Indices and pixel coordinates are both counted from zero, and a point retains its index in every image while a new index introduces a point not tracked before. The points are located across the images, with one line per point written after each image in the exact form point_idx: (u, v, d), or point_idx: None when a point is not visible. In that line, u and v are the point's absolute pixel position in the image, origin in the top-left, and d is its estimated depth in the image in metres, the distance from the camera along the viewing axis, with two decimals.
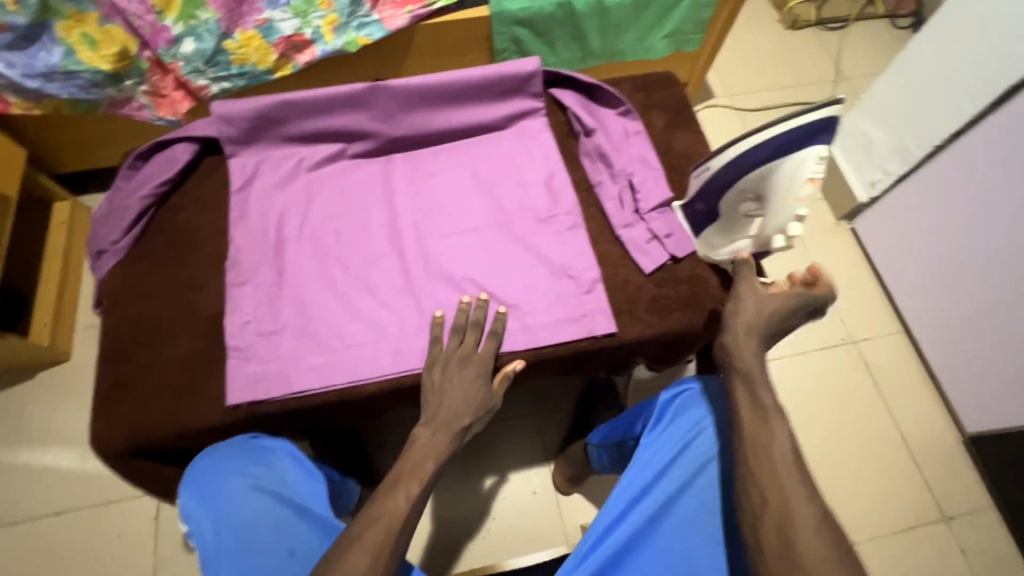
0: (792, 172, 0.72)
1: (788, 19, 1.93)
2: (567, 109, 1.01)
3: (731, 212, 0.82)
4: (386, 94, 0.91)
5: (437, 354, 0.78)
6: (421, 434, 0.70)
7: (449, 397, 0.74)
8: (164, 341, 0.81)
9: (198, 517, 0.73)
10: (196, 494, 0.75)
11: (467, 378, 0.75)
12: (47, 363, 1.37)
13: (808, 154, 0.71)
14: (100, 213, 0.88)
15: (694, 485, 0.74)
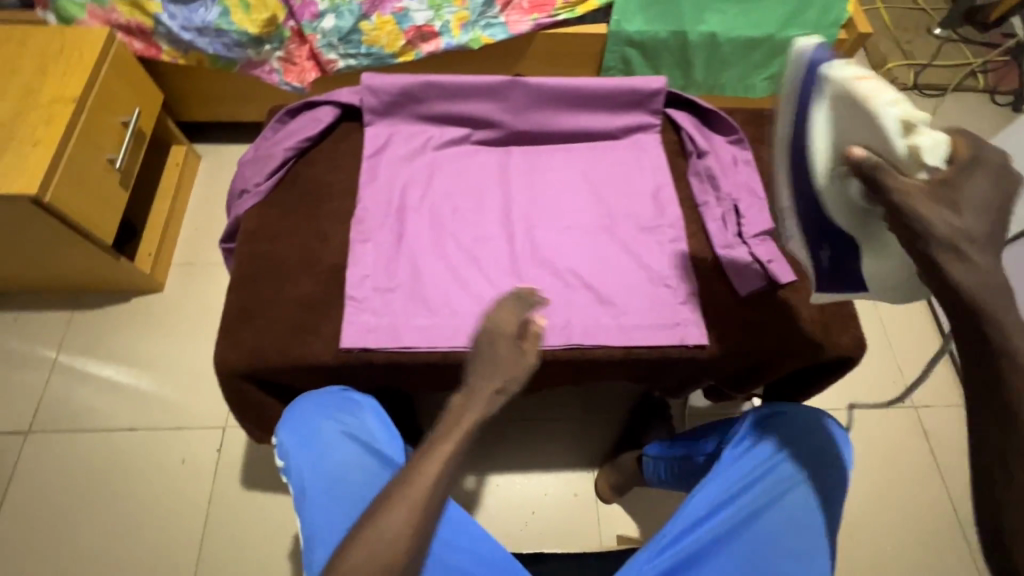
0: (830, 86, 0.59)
1: (886, 78, 1.93)
2: (681, 130, 1.05)
3: (847, 202, 0.61)
4: (520, 91, 0.98)
5: (489, 318, 0.69)
6: (458, 398, 0.65)
7: (488, 363, 0.66)
8: (288, 280, 0.87)
9: (298, 454, 0.78)
10: (295, 434, 0.80)
11: (511, 344, 0.67)
12: (143, 290, 1.47)
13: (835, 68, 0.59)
14: (246, 157, 0.96)
15: (784, 502, 0.76)
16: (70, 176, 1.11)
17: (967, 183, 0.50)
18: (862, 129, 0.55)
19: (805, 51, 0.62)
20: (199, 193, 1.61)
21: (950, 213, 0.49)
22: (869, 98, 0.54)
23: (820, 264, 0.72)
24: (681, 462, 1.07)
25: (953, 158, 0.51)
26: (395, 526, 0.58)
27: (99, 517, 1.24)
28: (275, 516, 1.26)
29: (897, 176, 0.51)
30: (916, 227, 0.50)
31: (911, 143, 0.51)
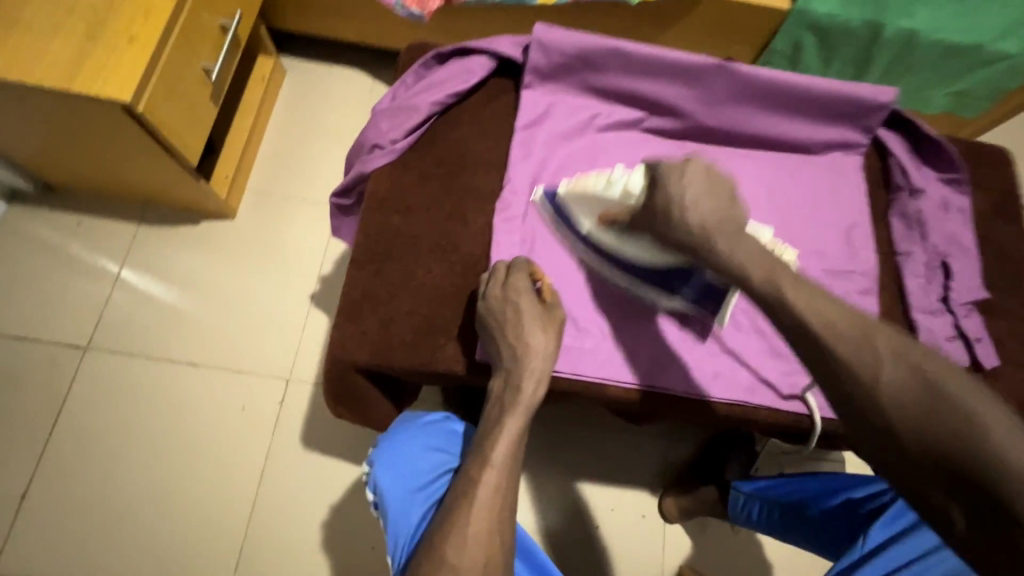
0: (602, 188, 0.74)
1: None
2: (889, 155, 0.88)
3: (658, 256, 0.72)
4: (723, 78, 0.81)
5: (481, 291, 0.71)
6: (496, 384, 0.67)
7: (505, 335, 0.67)
8: (421, 264, 0.75)
9: (394, 493, 0.69)
10: (392, 469, 0.70)
11: (534, 318, 0.68)
12: (215, 214, 1.35)
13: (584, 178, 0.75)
14: (382, 106, 0.81)
15: None
16: (165, 81, 0.96)
17: (679, 180, 0.64)
18: (604, 203, 0.74)
19: (540, 198, 0.78)
20: (280, 114, 1.45)
21: (685, 219, 0.63)
22: (591, 184, 0.75)
23: (698, 301, 0.75)
24: (789, 508, 0.94)
25: (657, 174, 0.67)
26: (484, 533, 0.56)
27: (153, 449, 1.19)
28: (330, 481, 1.19)
29: (646, 208, 0.68)
30: (704, 252, 0.62)
31: (625, 189, 0.72)
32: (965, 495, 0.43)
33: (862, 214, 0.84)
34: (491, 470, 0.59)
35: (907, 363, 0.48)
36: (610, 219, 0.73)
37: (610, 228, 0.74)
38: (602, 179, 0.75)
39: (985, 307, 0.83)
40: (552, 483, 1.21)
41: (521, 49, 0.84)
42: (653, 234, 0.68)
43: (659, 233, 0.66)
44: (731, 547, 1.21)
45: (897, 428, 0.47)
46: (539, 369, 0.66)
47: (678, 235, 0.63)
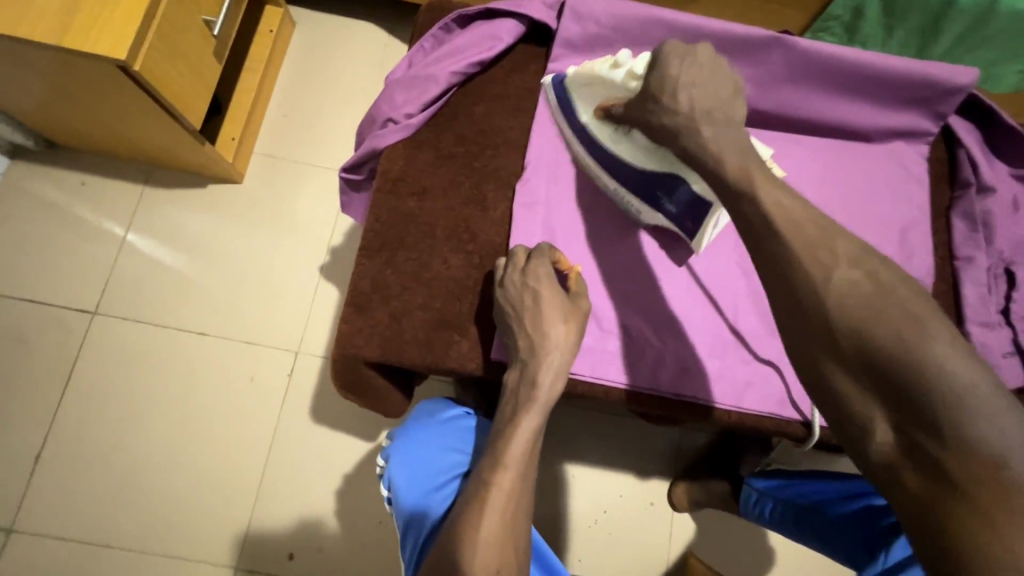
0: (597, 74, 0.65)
1: None
2: (959, 147, 0.79)
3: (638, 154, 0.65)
4: (783, 53, 0.71)
5: (499, 275, 0.65)
6: (511, 377, 0.62)
7: (526, 321, 0.62)
8: (436, 253, 0.70)
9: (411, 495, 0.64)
10: (410, 470, 0.66)
11: (555, 304, 0.62)
12: (223, 178, 1.29)
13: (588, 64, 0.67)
14: (397, 75, 0.74)
15: None
16: (164, 37, 0.89)
17: (680, 65, 0.56)
18: (606, 87, 0.65)
19: (548, 81, 0.73)
20: (289, 71, 1.37)
21: (675, 105, 0.55)
22: (595, 64, 0.65)
23: (677, 218, 0.67)
24: (800, 508, 0.88)
25: (658, 56, 0.58)
26: (494, 537, 0.51)
27: (164, 417, 1.19)
28: (338, 456, 1.19)
29: (640, 95, 0.59)
30: (685, 137, 0.56)
31: (629, 73, 0.62)
32: (887, 394, 0.44)
33: (922, 212, 0.76)
34: (504, 471, 0.54)
35: (865, 271, 0.47)
36: (608, 109, 0.65)
37: (607, 122, 0.67)
38: (611, 59, 0.64)
39: None
40: (560, 467, 1.18)
41: (554, 15, 0.76)
42: (639, 126, 0.60)
43: (645, 122, 0.59)
44: (738, 538, 1.19)
45: (839, 336, 0.46)
46: (557, 363, 0.60)
47: (660, 124, 0.57)
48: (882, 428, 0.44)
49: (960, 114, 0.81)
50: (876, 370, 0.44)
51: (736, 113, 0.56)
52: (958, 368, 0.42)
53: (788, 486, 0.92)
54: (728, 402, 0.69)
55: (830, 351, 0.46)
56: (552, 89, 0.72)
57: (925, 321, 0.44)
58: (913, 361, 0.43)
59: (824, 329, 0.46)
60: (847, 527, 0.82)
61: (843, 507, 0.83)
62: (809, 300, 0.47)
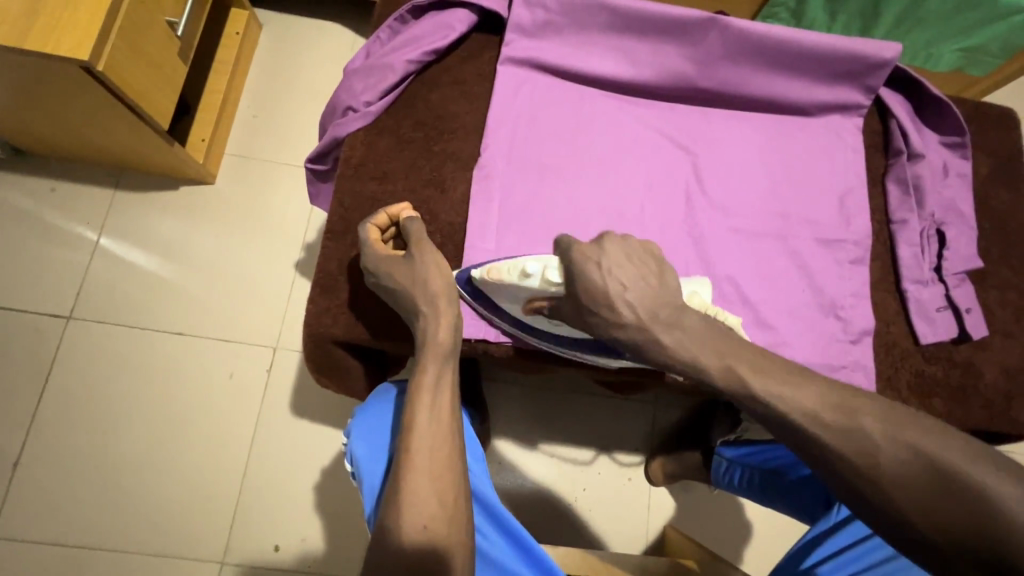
0: (516, 287, 0.63)
1: None
2: (890, 117, 0.84)
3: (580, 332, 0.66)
4: (719, 33, 0.76)
5: (365, 262, 0.68)
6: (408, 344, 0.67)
7: (413, 297, 0.65)
8: (398, 234, 0.72)
9: (370, 466, 0.68)
10: (369, 443, 0.70)
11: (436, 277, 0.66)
12: (194, 179, 1.30)
13: (500, 275, 0.64)
14: (355, 65, 0.77)
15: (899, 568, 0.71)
16: (126, 37, 0.91)
17: (605, 278, 0.55)
18: (525, 292, 0.64)
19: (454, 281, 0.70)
20: (258, 73, 1.38)
21: (616, 316, 0.56)
22: (504, 276, 0.64)
23: (644, 365, 0.72)
24: (765, 474, 0.92)
25: (575, 271, 0.57)
26: (419, 493, 0.55)
27: (143, 418, 1.19)
28: (320, 448, 1.20)
29: (573, 304, 0.59)
30: (647, 349, 0.55)
31: (544, 277, 0.61)
32: (972, 572, 0.40)
33: (858, 179, 0.81)
34: (417, 432, 0.58)
35: (886, 432, 0.44)
36: (536, 307, 0.65)
37: (536, 313, 0.67)
38: (517, 268, 0.63)
39: (978, 277, 0.81)
40: (540, 450, 1.21)
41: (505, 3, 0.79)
42: (580, 322, 0.60)
43: (590, 327, 0.59)
44: (712, 508, 1.23)
45: (895, 509, 0.43)
46: (444, 341, 0.63)
47: (614, 336, 0.57)
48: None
49: (891, 87, 0.86)
50: (940, 541, 0.41)
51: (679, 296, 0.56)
52: (1022, 518, 0.39)
53: (754, 453, 0.95)
54: (683, 364, 0.73)
55: (890, 524, 0.43)
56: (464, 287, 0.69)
57: (972, 480, 0.41)
58: (981, 529, 0.40)
59: (868, 499, 0.44)
60: (807, 488, 0.87)
61: (804, 468, 0.88)
62: (847, 468, 0.45)
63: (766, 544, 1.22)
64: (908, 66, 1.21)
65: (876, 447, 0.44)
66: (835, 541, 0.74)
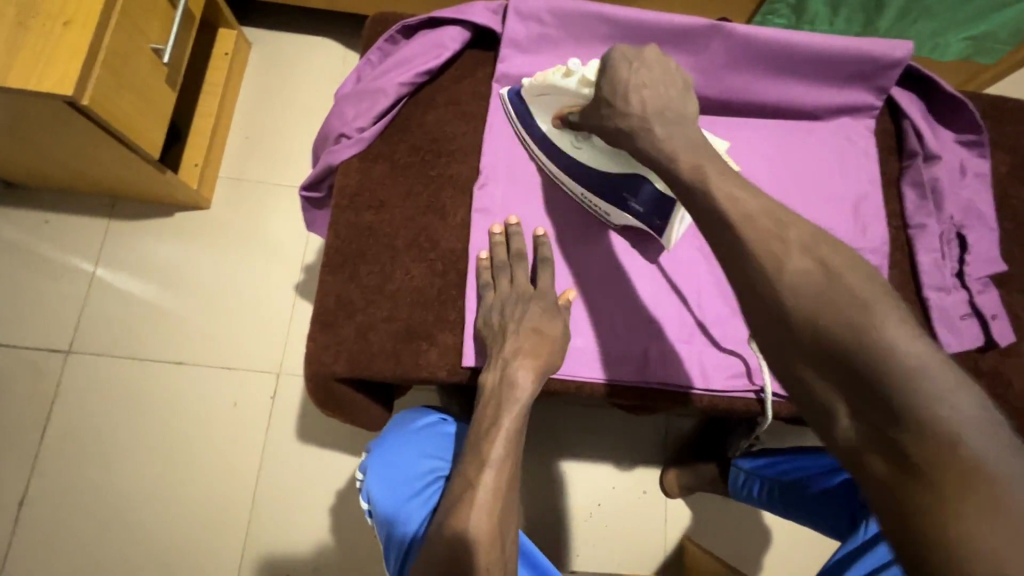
0: (559, 90, 0.65)
1: None
2: (903, 118, 0.81)
3: (600, 153, 0.67)
4: (722, 41, 0.73)
5: (495, 292, 0.67)
6: (490, 377, 0.63)
7: (521, 341, 0.63)
8: (397, 265, 0.70)
9: (389, 505, 0.64)
10: (387, 481, 0.66)
11: (546, 315, 0.65)
12: (188, 204, 1.28)
13: (547, 78, 0.66)
14: (346, 90, 0.74)
15: None
16: (111, 66, 0.88)
17: (634, 71, 0.57)
18: (562, 98, 0.66)
19: (505, 94, 0.74)
20: (248, 92, 1.36)
21: (627, 109, 0.56)
22: (550, 74, 0.66)
23: (643, 215, 0.69)
24: (785, 486, 0.89)
25: (607, 67, 0.59)
26: (480, 531, 0.54)
27: (148, 450, 1.18)
28: (329, 474, 1.18)
29: (591, 106, 0.60)
30: (638, 138, 0.55)
31: (582, 80, 0.63)
32: (854, 388, 0.39)
33: (873, 184, 0.78)
34: (490, 470, 0.57)
35: (813, 256, 0.44)
36: (565, 117, 0.66)
37: (565, 128, 0.68)
38: (562, 68, 0.65)
39: (1002, 281, 0.78)
40: (551, 466, 1.18)
41: (498, 18, 0.76)
42: (595, 127, 0.61)
43: (601, 126, 0.60)
44: (731, 519, 1.20)
45: (800, 329, 0.42)
46: (540, 362, 0.62)
47: (616, 126, 0.57)
48: (850, 425, 0.39)
49: (902, 86, 0.83)
50: (834, 360, 0.40)
51: (693, 110, 0.56)
52: (908, 352, 0.38)
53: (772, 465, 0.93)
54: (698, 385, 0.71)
55: (790, 347, 0.42)
56: (508, 96, 0.73)
57: (876, 307, 0.40)
58: (867, 348, 0.39)
59: (782, 324, 0.43)
60: (830, 502, 0.84)
61: (826, 483, 0.84)
62: (762, 286, 0.44)
63: (788, 554, 1.19)
64: (915, 57, 1.18)
65: (802, 278, 0.43)
66: (863, 565, 0.70)
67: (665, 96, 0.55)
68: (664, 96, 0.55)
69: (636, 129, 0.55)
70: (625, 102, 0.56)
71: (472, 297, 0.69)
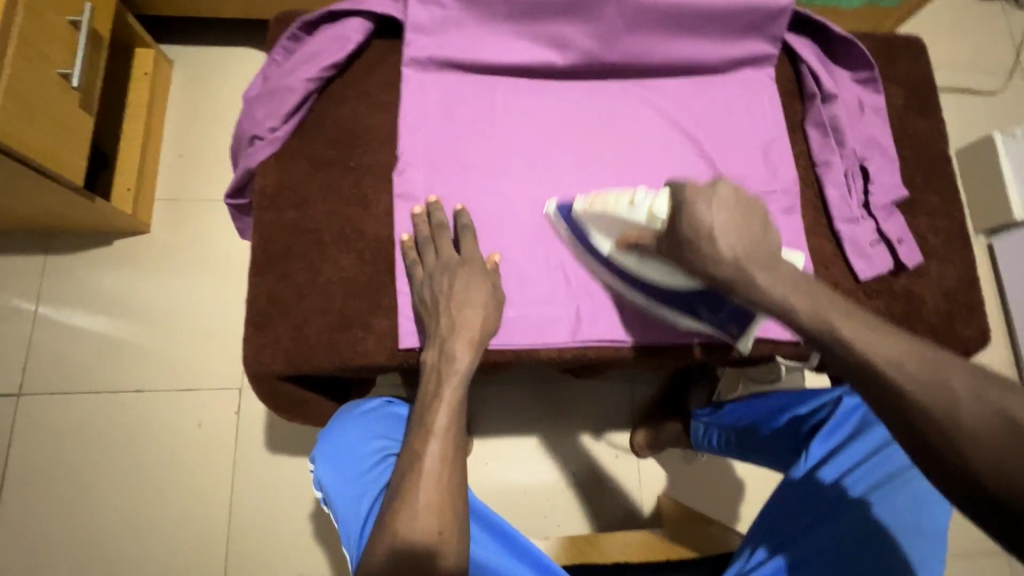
0: (626, 217, 0.64)
1: None
2: (800, 62, 0.84)
3: (671, 276, 0.65)
4: (615, 6, 0.76)
5: (420, 273, 0.68)
6: (427, 356, 0.64)
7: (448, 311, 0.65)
8: (326, 259, 0.70)
9: (337, 489, 0.66)
10: (333, 466, 0.68)
11: (477, 283, 0.67)
12: (127, 231, 1.26)
13: (615, 207, 0.65)
14: (253, 91, 0.74)
15: (888, 501, 0.67)
16: (18, 98, 0.87)
17: (709, 211, 0.53)
18: (627, 224, 0.65)
19: (555, 213, 0.74)
20: (175, 112, 1.34)
21: (713, 253, 0.53)
22: (612, 205, 0.66)
23: (718, 322, 0.71)
24: (741, 431, 0.92)
25: (680, 205, 0.55)
26: (432, 502, 0.55)
27: (117, 483, 1.16)
28: (304, 479, 1.18)
29: (673, 250, 0.57)
30: (737, 286, 0.53)
31: (650, 212, 0.61)
32: (958, 474, 0.42)
33: (779, 128, 0.82)
34: (432, 439, 0.59)
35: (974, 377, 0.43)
36: (633, 241, 0.65)
37: (630, 250, 0.67)
38: (626, 196, 0.65)
39: (907, 207, 0.83)
40: (525, 443, 1.20)
41: (398, 5, 0.77)
42: (678, 264, 0.58)
43: (684, 266, 0.57)
44: (703, 473, 1.24)
45: (915, 422, 0.44)
46: (474, 334, 0.64)
47: (705, 274, 0.54)
48: (962, 504, 0.42)
49: (797, 32, 0.86)
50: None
51: (773, 244, 0.53)
52: None
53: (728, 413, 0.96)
54: (635, 338, 0.73)
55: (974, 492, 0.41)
56: (561, 215, 0.73)
57: None
58: None
59: (893, 418, 0.45)
60: (778, 441, 0.86)
61: (773, 421, 0.86)
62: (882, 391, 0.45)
63: (757, 499, 1.24)
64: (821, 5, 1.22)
65: (972, 408, 0.42)
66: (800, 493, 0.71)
67: (750, 243, 0.52)
68: (756, 241, 0.53)
69: (733, 275, 0.52)
70: (724, 251, 0.53)
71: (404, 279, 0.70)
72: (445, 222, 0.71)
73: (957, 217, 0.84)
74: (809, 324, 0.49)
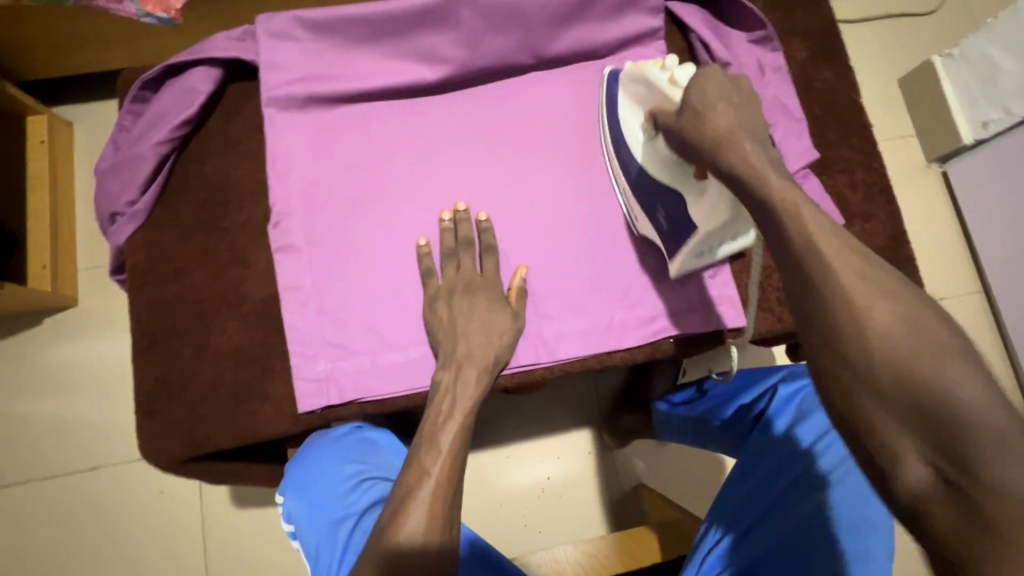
0: (653, 83, 0.60)
1: None
2: (690, 32, 0.80)
3: (662, 162, 0.61)
4: (470, 8, 0.72)
5: (440, 287, 0.67)
6: (444, 377, 0.62)
7: (470, 333, 0.64)
8: (211, 330, 0.67)
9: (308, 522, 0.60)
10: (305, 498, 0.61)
11: (491, 310, 0.66)
12: (53, 308, 1.21)
13: (651, 70, 0.60)
14: (104, 164, 0.70)
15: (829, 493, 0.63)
16: None
17: (717, 88, 0.52)
18: (652, 93, 0.61)
19: (609, 73, 0.72)
20: (82, 176, 1.27)
21: (708, 115, 0.50)
22: (646, 70, 0.61)
23: (665, 232, 0.66)
24: (695, 423, 0.84)
25: (699, 77, 0.53)
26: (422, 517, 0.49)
27: (91, 562, 1.15)
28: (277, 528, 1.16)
29: (675, 116, 0.54)
30: (717, 152, 0.49)
31: (671, 80, 0.58)
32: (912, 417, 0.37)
33: None
34: (439, 458, 0.54)
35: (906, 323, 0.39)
36: (650, 117, 0.60)
37: (646, 127, 0.62)
38: (660, 63, 0.61)
39: (821, 167, 0.78)
40: (494, 454, 1.09)
41: (245, 45, 0.73)
42: (675, 146, 0.55)
43: (673, 133, 0.54)
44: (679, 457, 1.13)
45: (876, 374, 0.39)
46: (487, 361, 0.64)
47: (693, 131, 0.51)
48: (896, 447, 0.38)
49: None
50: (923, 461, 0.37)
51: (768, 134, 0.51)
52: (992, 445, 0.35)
53: (684, 402, 0.88)
54: (548, 359, 0.69)
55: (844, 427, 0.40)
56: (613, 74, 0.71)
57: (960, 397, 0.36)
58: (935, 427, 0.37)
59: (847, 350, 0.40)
60: (729, 433, 0.78)
61: (723, 412, 0.79)
62: (849, 342, 0.40)
63: None
64: None
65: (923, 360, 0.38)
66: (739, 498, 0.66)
67: (737, 121, 0.49)
68: (750, 123, 0.50)
69: (716, 143, 0.49)
70: (720, 122, 0.50)
71: (418, 287, 0.69)
72: (471, 237, 0.69)
73: (876, 167, 0.79)
74: (777, 200, 0.44)
